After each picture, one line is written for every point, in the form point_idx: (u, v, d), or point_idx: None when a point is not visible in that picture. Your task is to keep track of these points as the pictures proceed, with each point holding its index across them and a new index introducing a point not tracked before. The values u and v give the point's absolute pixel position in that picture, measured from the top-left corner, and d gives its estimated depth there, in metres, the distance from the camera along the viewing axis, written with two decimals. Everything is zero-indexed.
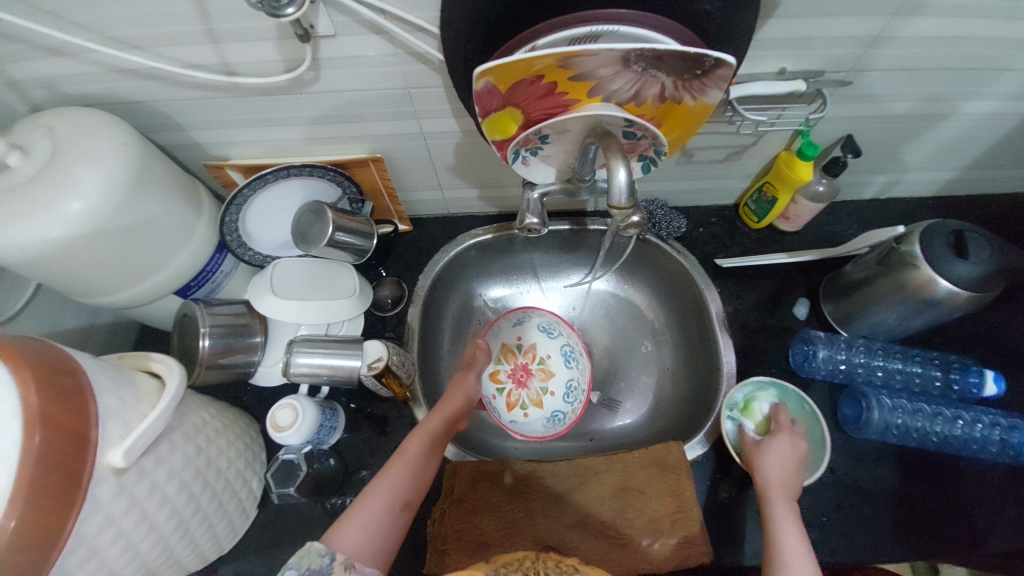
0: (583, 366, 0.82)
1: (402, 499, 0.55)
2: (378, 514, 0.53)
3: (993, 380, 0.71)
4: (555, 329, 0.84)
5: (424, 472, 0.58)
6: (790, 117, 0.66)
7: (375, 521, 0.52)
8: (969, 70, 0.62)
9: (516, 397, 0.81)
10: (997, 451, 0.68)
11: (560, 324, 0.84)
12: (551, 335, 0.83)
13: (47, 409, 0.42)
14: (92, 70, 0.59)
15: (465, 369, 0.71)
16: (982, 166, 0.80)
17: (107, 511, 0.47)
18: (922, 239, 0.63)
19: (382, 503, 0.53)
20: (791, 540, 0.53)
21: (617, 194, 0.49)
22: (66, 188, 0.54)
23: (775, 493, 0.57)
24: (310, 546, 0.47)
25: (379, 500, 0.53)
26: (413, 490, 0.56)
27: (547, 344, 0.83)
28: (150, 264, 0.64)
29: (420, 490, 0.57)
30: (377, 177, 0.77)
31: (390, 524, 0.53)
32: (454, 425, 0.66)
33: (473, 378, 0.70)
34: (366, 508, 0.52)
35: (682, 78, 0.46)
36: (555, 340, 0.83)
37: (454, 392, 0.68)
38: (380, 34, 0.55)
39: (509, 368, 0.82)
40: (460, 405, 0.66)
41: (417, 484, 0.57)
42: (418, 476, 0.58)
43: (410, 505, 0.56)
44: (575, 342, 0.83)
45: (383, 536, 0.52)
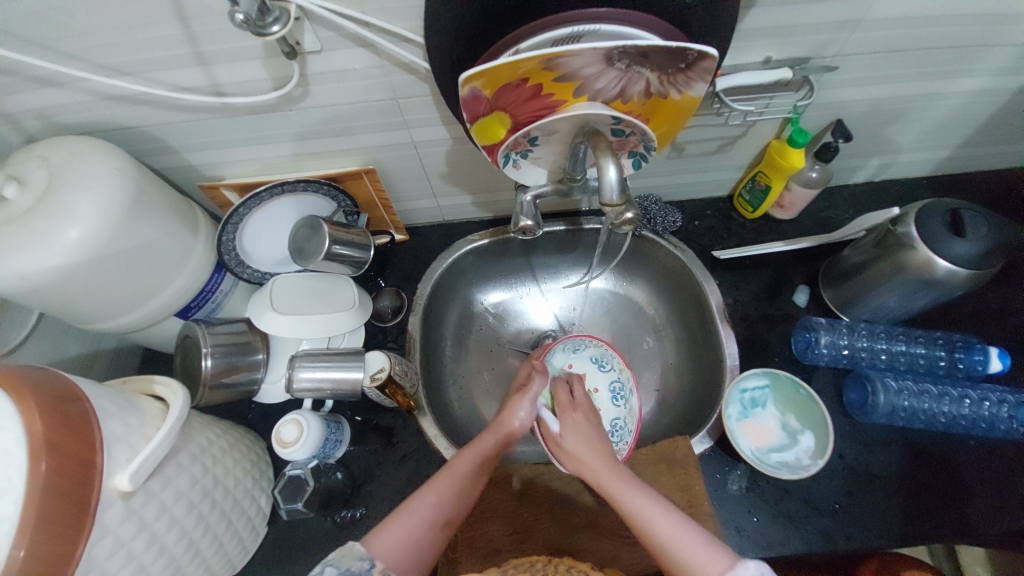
0: (632, 406, 0.77)
1: (444, 517, 0.54)
2: (418, 530, 0.52)
3: (998, 356, 0.70)
4: (607, 362, 0.81)
5: (470, 492, 0.57)
6: (779, 105, 0.67)
7: (417, 532, 0.51)
8: (955, 48, 0.62)
9: None
10: (1006, 428, 0.69)
11: (612, 357, 0.80)
12: (602, 368, 0.81)
13: (52, 437, 0.42)
14: (85, 99, 0.60)
15: (522, 394, 0.67)
16: (974, 144, 0.80)
17: (116, 535, 0.47)
18: (917, 220, 0.63)
19: (423, 518, 0.52)
20: (652, 511, 0.48)
21: (608, 190, 0.48)
22: (63, 216, 0.55)
23: (603, 475, 0.54)
24: (349, 547, 0.47)
25: (422, 514, 0.53)
26: (456, 507, 0.55)
27: (596, 376, 0.81)
28: (149, 287, 0.64)
29: (464, 505, 0.56)
30: (371, 189, 0.78)
31: (431, 538, 0.52)
32: (508, 448, 0.64)
33: (528, 404, 0.65)
34: (406, 520, 0.52)
35: (666, 72, 0.47)
36: (606, 374, 0.80)
37: (506, 414, 0.66)
38: (366, 47, 0.56)
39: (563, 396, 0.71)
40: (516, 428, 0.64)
41: (461, 501, 0.56)
42: (464, 494, 0.56)
43: (451, 522, 0.54)
44: (626, 380, 0.79)
45: (422, 550, 0.51)
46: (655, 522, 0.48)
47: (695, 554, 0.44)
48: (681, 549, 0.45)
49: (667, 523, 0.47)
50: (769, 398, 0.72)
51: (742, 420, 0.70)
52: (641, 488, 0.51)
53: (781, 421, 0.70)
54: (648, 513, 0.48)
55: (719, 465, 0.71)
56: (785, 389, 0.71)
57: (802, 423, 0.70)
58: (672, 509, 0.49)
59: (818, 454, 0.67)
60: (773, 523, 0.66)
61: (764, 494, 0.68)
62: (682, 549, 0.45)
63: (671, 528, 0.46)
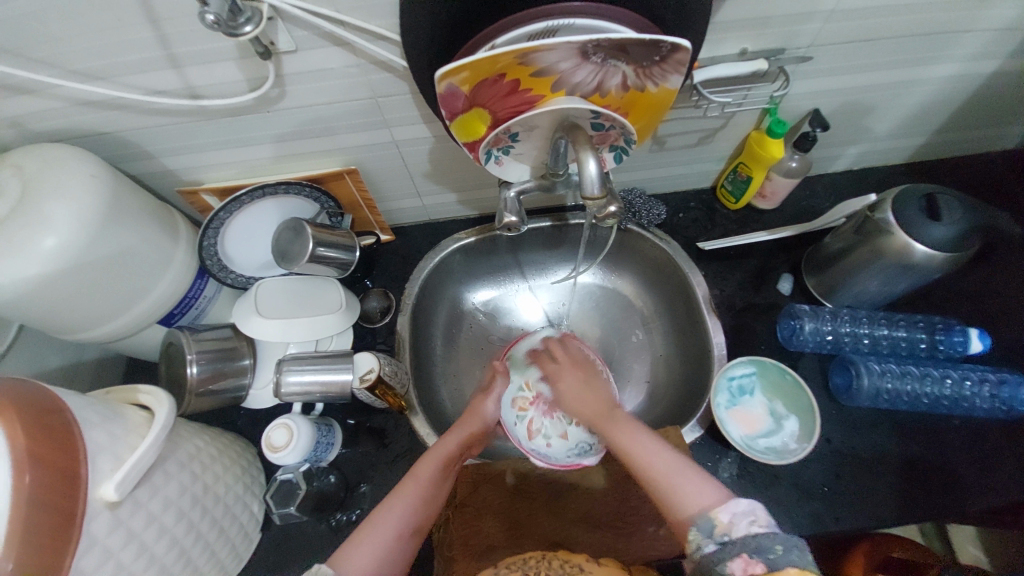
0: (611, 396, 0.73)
1: (412, 525, 0.54)
2: (386, 542, 0.52)
3: (977, 337, 0.72)
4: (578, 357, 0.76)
5: (436, 500, 0.58)
6: (757, 95, 0.67)
7: (386, 545, 0.52)
8: (926, 36, 0.63)
9: (539, 425, 0.73)
10: (989, 407, 0.70)
11: (582, 350, 0.76)
12: None
13: (34, 449, 0.41)
14: (57, 106, 0.59)
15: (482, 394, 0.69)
16: (949, 130, 0.82)
17: (105, 546, 0.46)
18: (895, 206, 0.64)
19: (392, 531, 0.53)
20: (651, 454, 0.54)
21: (589, 185, 0.49)
22: (39, 226, 0.54)
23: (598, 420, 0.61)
24: (316, 567, 0.48)
25: (389, 526, 0.53)
26: (424, 516, 0.56)
27: None
28: (131, 295, 0.64)
29: (430, 515, 0.57)
30: (354, 189, 0.77)
31: (402, 550, 0.53)
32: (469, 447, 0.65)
33: (492, 403, 0.68)
34: (372, 535, 0.52)
35: (642, 65, 0.47)
36: None
37: (472, 414, 0.67)
38: (342, 46, 0.55)
39: (532, 395, 0.75)
40: (478, 424, 0.66)
41: (428, 511, 0.57)
42: (431, 503, 0.57)
43: (420, 531, 0.55)
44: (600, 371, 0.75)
45: (392, 566, 0.51)
46: (652, 464, 0.53)
47: (685, 486, 0.50)
48: (673, 487, 0.50)
49: (660, 460, 0.53)
50: (756, 385, 0.73)
51: (731, 409, 0.71)
52: (649, 437, 0.56)
53: (768, 407, 0.71)
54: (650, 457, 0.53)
55: (709, 454, 0.71)
56: (772, 376, 0.72)
57: (789, 408, 0.71)
58: (671, 453, 0.54)
59: (805, 438, 0.68)
60: (764, 508, 0.67)
61: (755, 480, 0.69)
62: (671, 483, 0.50)
63: (664, 465, 0.52)
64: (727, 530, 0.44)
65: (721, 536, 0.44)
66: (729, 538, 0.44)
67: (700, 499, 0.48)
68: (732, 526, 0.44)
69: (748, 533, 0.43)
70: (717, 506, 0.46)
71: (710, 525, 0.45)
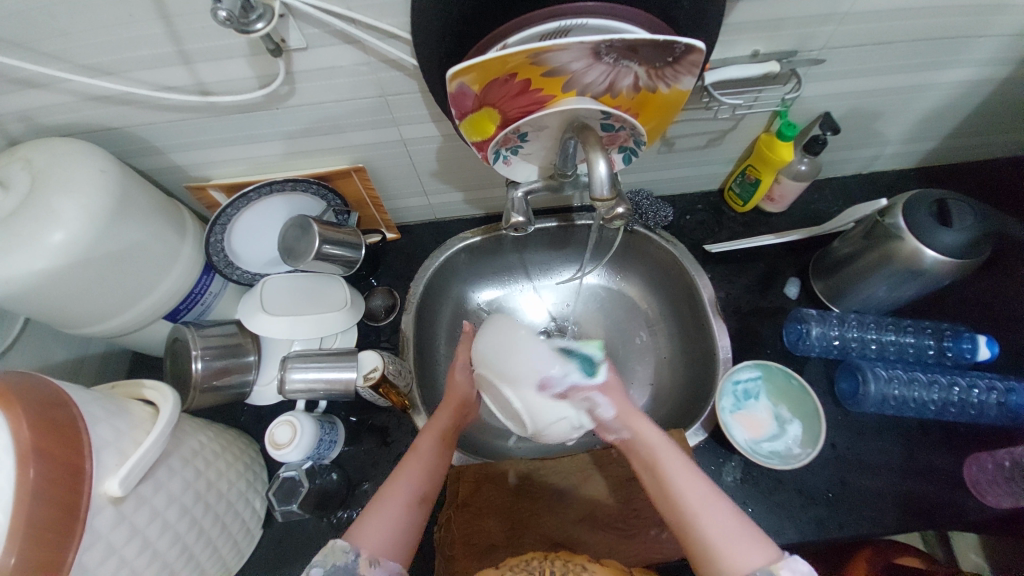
0: None
1: (420, 495, 0.54)
2: (395, 512, 0.52)
3: (986, 344, 0.70)
4: None
5: (435, 469, 0.58)
6: (768, 99, 0.67)
7: (396, 517, 0.51)
8: (940, 40, 0.62)
9: None
10: (995, 415, 0.69)
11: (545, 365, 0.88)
12: None
13: (40, 443, 0.41)
14: (65, 100, 0.59)
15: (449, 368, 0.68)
16: (960, 136, 0.81)
17: (108, 541, 0.46)
18: (905, 212, 0.63)
19: (401, 500, 0.53)
20: (692, 490, 0.49)
21: (598, 185, 0.49)
22: (47, 220, 0.54)
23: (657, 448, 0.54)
24: (333, 544, 0.47)
25: (396, 497, 0.53)
26: (429, 486, 0.56)
27: None
28: (137, 290, 0.63)
29: (435, 485, 0.57)
30: (361, 187, 0.77)
31: (411, 520, 0.52)
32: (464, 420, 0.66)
33: (459, 371, 0.67)
34: (382, 507, 0.52)
35: (655, 66, 0.47)
36: None
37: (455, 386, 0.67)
38: (353, 44, 0.55)
39: None
40: (460, 397, 0.65)
41: (431, 479, 0.57)
42: (433, 472, 0.57)
43: (427, 501, 0.55)
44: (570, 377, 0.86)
45: (404, 536, 0.51)
46: (692, 502, 0.48)
47: (728, 535, 0.45)
48: (716, 534, 0.45)
49: (705, 501, 0.48)
50: (761, 390, 0.73)
51: (735, 413, 0.70)
52: (688, 466, 0.51)
53: (773, 411, 0.71)
54: (689, 490, 0.49)
55: (713, 458, 0.71)
56: (777, 380, 0.72)
57: (794, 413, 0.70)
58: (715, 494, 0.49)
59: (809, 443, 0.67)
60: (767, 513, 0.67)
61: (758, 485, 0.69)
62: (714, 528, 0.46)
63: (706, 506, 0.48)
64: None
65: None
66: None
67: (747, 550, 0.44)
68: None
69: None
70: (777, 563, 0.42)
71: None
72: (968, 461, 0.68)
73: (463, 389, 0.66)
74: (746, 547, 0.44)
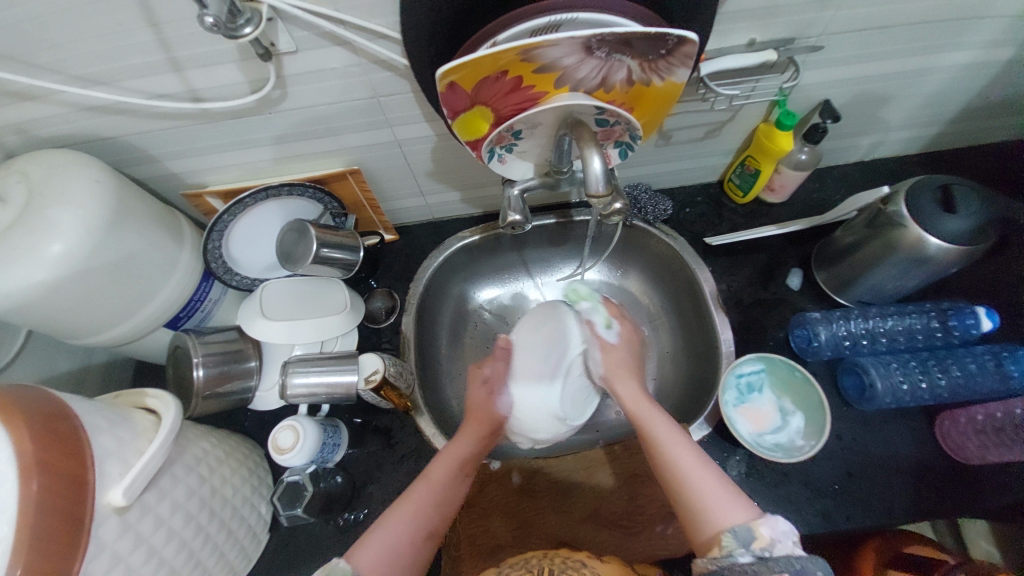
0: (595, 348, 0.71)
1: (423, 532, 0.53)
2: (397, 548, 0.50)
3: (987, 316, 0.70)
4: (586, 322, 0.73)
5: (449, 502, 0.56)
6: (764, 88, 0.66)
7: (397, 552, 0.50)
8: (940, 23, 0.61)
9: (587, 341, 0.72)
10: (1003, 387, 0.67)
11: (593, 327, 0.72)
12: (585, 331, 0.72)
13: (42, 456, 0.41)
14: (58, 110, 0.59)
15: (485, 387, 0.68)
16: (963, 120, 0.80)
17: (113, 551, 0.46)
18: (908, 200, 0.62)
19: (403, 536, 0.51)
20: (686, 458, 0.50)
21: (594, 182, 0.48)
22: (44, 232, 0.54)
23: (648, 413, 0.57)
24: (331, 565, 0.47)
25: (400, 532, 0.51)
26: (434, 521, 0.54)
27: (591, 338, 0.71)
28: (137, 299, 0.63)
29: (444, 520, 0.55)
30: (357, 189, 0.77)
31: (411, 556, 0.51)
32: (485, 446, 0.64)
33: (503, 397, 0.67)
34: (380, 539, 0.51)
35: (648, 59, 0.46)
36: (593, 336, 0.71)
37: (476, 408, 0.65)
38: (342, 45, 0.55)
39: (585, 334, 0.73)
40: (488, 422, 0.64)
41: (441, 516, 0.55)
42: (445, 504, 0.55)
43: (429, 538, 0.53)
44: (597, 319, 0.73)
45: (406, 569, 0.50)
46: (688, 471, 0.49)
47: (726, 503, 0.45)
48: (710, 497, 0.46)
49: (693, 466, 0.49)
50: (765, 382, 0.72)
51: (740, 407, 0.70)
52: (678, 436, 0.53)
53: (777, 404, 0.70)
54: (680, 458, 0.50)
55: (718, 452, 0.71)
56: (780, 373, 0.71)
57: (797, 405, 0.70)
58: (700, 456, 0.51)
59: (813, 435, 0.66)
60: (774, 506, 0.67)
61: (764, 478, 0.68)
62: (711, 497, 0.46)
63: (700, 477, 0.48)
64: (768, 546, 0.40)
65: (758, 551, 0.41)
66: (769, 555, 0.40)
67: (736, 515, 0.44)
68: (775, 543, 0.41)
69: (792, 552, 0.40)
70: (756, 519, 0.42)
71: (748, 535, 0.42)
72: (940, 417, 0.70)
73: (488, 411, 0.65)
74: (736, 507, 0.45)
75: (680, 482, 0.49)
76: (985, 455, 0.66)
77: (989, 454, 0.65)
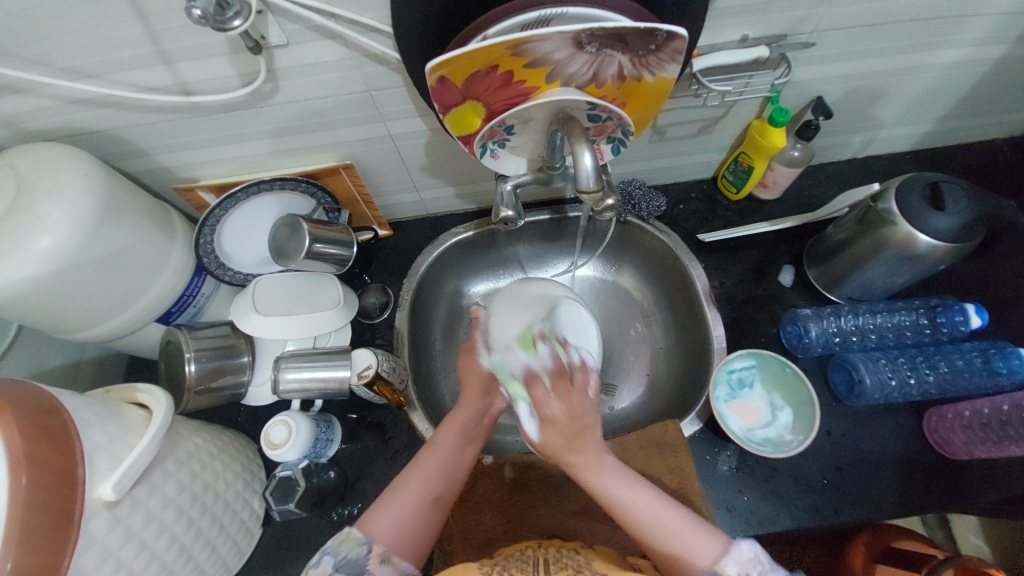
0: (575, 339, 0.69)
1: (431, 497, 0.53)
2: (406, 512, 0.51)
3: (976, 313, 0.70)
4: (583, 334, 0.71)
5: (456, 467, 0.57)
6: (757, 85, 0.66)
7: (407, 517, 0.51)
8: (932, 20, 0.61)
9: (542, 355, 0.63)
10: (989, 380, 0.68)
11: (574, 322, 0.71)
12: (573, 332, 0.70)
13: (32, 450, 0.41)
14: (48, 104, 0.58)
15: (469, 352, 0.67)
16: (956, 117, 0.80)
17: (103, 545, 0.46)
18: (898, 196, 0.62)
19: (410, 501, 0.52)
20: (642, 504, 0.47)
21: (584, 178, 0.48)
22: (33, 226, 0.53)
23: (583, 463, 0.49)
24: (349, 532, 0.48)
25: (406, 497, 0.52)
26: (444, 486, 0.54)
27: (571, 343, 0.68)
28: (128, 293, 0.63)
29: (452, 486, 0.55)
30: (351, 184, 0.77)
31: (422, 520, 0.51)
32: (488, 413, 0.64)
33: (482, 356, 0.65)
34: (395, 504, 0.51)
35: (638, 55, 0.46)
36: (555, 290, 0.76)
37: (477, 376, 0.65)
38: (335, 39, 0.54)
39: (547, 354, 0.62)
40: (487, 387, 0.64)
41: (449, 478, 0.55)
42: (452, 472, 0.56)
43: (441, 500, 0.53)
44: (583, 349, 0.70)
45: (418, 534, 0.51)
46: (648, 516, 0.47)
47: (689, 538, 0.46)
48: (676, 542, 0.46)
49: (655, 512, 0.47)
50: (756, 378, 0.72)
51: (730, 403, 0.70)
52: (628, 480, 0.48)
53: (767, 399, 0.71)
54: (637, 505, 0.47)
55: (709, 447, 0.71)
56: (771, 369, 0.71)
57: (787, 400, 0.70)
58: (665, 496, 0.49)
59: (802, 430, 0.67)
60: (764, 501, 0.67)
61: (755, 473, 0.69)
62: (673, 539, 0.46)
63: (664, 523, 0.47)
64: None
65: None
66: None
67: (704, 554, 0.45)
68: None
69: None
70: (722, 558, 0.44)
71: None
72: (928, 412, 0.70)
73: (487, 374, 0.64)
74: (704, 541, 0.46)
75: (635, 524, 0.47)
76: (974, 452, 0.66)
77: (976, 450, 0.66)
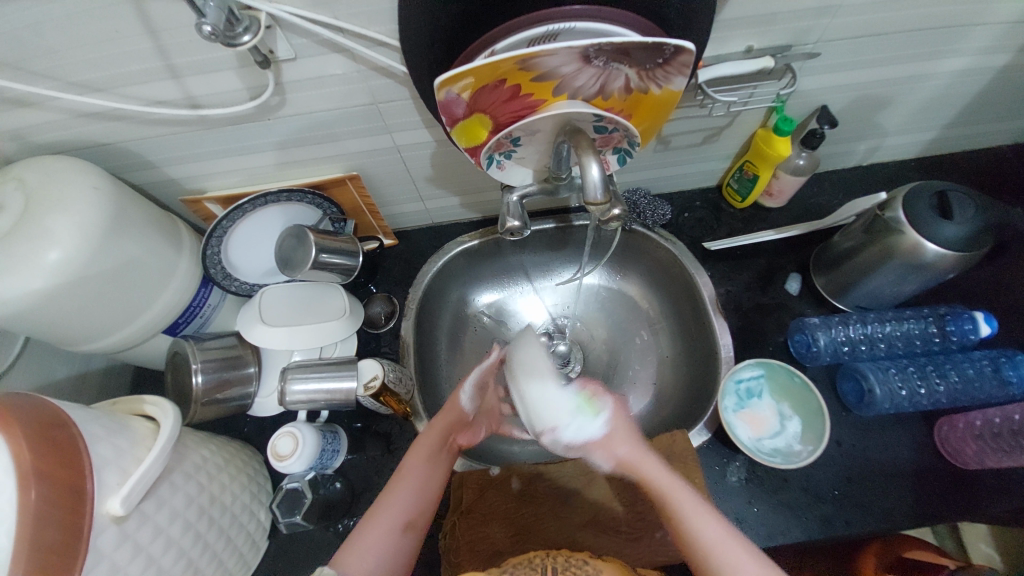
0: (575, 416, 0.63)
1: (403, 520, 0.54)
2: (381, 536, 0.52)
3: (985, 321, 0.70)
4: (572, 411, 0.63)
5: (426, 491, 0.57)
6: (762, 95, 0.66)
7: (383, 542, 0.51)
8: (937, 29, 0.61)
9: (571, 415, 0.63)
10: (1000, 389, 0.68)
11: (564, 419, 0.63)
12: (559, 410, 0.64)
13: (41, 466, 0.41)
14: (58, 117, 0.59)
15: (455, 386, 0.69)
16: (962, 124, 0.80)
17: (111, 561, 0.46)
18: (906, 205, 0.62)
19: (385, 525, 0.52)
20: (710, 525, 0.48)
21: (592, 189, 0.48)
22: (42, 239, 0.54)
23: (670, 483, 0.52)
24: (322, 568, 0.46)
25: (381, 521, 0.53)
26: (417, 509, 0.55)
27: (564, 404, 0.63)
28: (135, 306, 0.63)
29: (425, 508, 0.56)
30: (356, 194, 0.77)
31: (394, 544, 0.52)
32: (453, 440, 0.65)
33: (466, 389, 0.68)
34: (371, 530, 0.52)
35: (645, 68, 0.46)
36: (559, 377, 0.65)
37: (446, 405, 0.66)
38: (342, 53, 0.55)
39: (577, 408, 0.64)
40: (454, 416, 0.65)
41: (422, 501, 0.56)
42: (421, 495, 0.56)
43: (413, 525, 0.54)
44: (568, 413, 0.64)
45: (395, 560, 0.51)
46: (712, 538, 0.47)
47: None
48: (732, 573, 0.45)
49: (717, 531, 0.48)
50: (764, 388, 0.72)
51: (739, 414, 0.70)
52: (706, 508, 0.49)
53: (776, 409, 0.70)
54: (706, 530, 0.48)
55: (717, 458, 0.70)
56: (780, 378, 0.71)
57: (796, 410, 0.70)
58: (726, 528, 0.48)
59: (811, 440, 0.67)
60: (774, 512, 0.66)
61: (764, 484, 0.68)
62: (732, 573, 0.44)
63: (725, 547, 0.46)
64: None
65: None
66: None
67: None
68: None
69: None
70: None
71: None
72: (939, 421, 0.70)
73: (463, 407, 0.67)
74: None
75: (699, 545, 0.47)
76: (985, 463, 0.66)
77: (987, 460, 0.66)
